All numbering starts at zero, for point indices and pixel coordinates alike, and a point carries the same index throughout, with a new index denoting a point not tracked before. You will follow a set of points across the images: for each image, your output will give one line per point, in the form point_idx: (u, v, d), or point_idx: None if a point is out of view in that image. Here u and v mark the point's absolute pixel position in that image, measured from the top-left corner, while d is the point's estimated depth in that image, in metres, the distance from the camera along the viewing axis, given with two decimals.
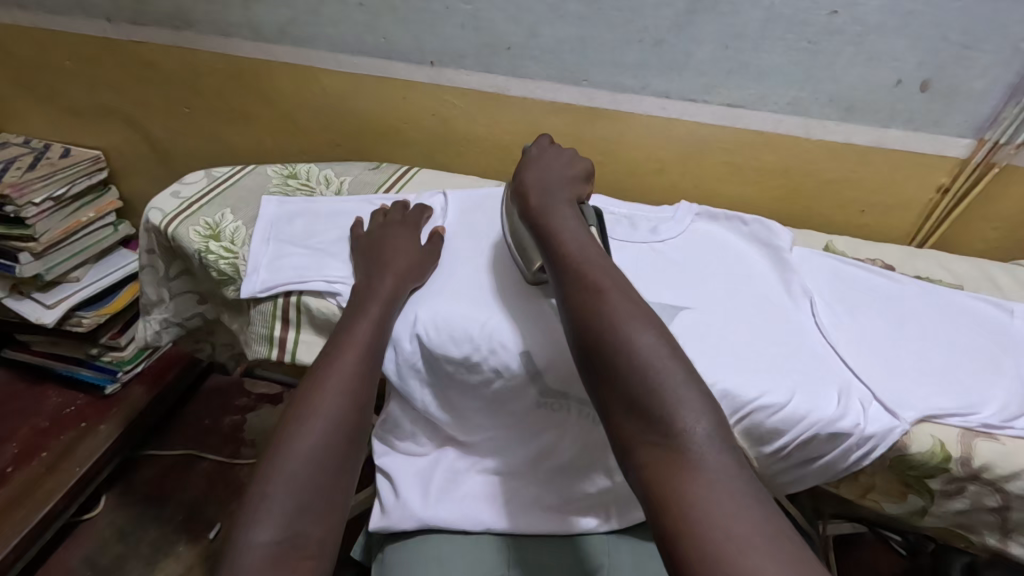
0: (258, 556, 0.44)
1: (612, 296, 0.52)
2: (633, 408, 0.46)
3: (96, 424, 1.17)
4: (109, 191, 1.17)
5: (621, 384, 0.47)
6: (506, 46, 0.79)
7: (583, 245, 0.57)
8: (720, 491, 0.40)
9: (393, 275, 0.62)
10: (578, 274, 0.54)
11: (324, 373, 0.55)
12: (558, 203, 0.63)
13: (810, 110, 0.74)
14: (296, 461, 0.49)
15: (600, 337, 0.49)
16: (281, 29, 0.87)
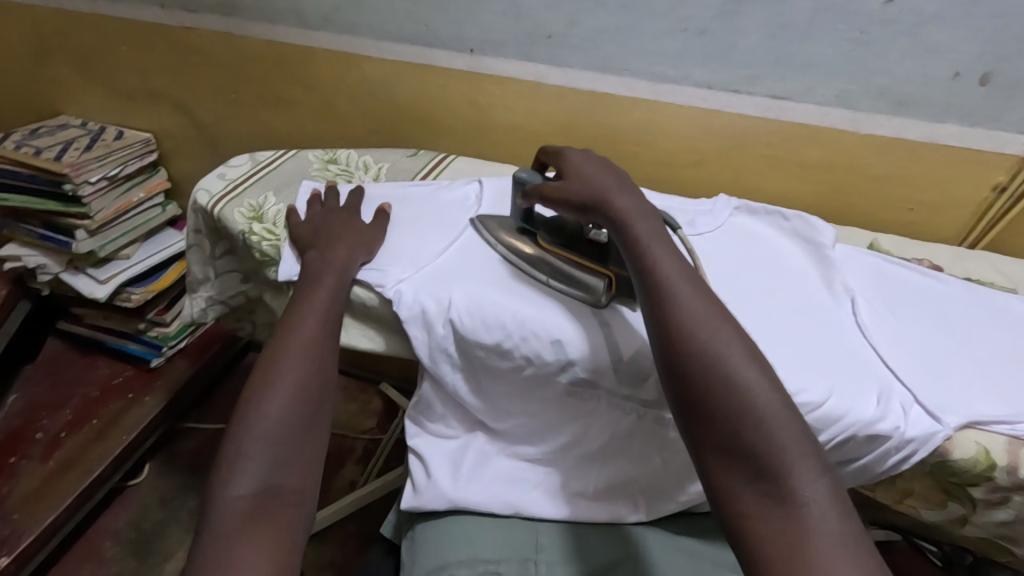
0: (237, 506, 0.47)
1: (720, 331, 0.47)
2: (741, 459, 0.43)
3: (141, 395, 1.23)
4: (158, 172, 1.21)
5: (729, 432, 0.44)
6: (546, 34, 0.78)
7: (679, 265, 0.52)
8: (841, 555, 0.39)
9: (343, 247, 0.65)
10: (679, 300, 0.49)
11: (291, 336, 0.57)
12: (644, 210, 0.56)
13: (859, 103, 0.72)
14: (268, 419, 0.51)
15: (707, 379, 0.46)
16: (325, 16, 0.89)
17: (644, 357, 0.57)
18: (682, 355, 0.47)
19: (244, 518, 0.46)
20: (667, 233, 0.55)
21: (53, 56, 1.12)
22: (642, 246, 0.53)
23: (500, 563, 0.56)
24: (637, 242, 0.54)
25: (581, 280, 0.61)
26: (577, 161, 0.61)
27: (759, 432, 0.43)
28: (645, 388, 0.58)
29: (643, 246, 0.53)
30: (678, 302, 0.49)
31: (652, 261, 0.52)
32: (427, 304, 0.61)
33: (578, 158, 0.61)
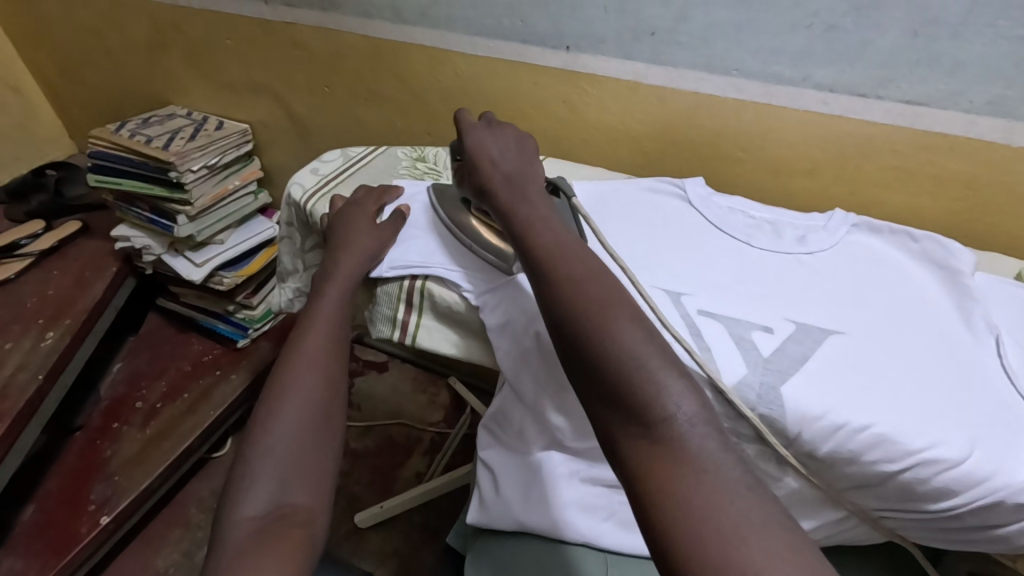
0: (247, 527, 0.46)
1: (575, 285, 0.48)
2: (608, 395, 0.43)
3: (228, 373, 1.29)
4: (253, 162, 1.26)
5: (596, 371, 0.44)
6: (650, 30, 0.74)
7: (554, 230, 0.54)
8: (704, 479, 0.38)
9: (350, 255, 0.64)
10: (543, 260, 0.51)
11: (296, 350, 0.57)
12: (530, 189, 0.59)
13: (1017, 112, 0.62)
14: (278, 438, 0.51)
15: (572, 319, 0.46)
16: (420, 11, 0.88)
17: (750, 389, 0.51)
18: (552, 312, 0.48)
19: (252, 537, 0.45)
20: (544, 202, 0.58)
21: (167, 49, 1.19)
22: (521, 217, 0.56)
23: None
24: (515, 214, 0.57)
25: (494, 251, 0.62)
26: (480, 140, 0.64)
27: (620, 367, 0.43)
28: (746, 425, 0.51)
29: (520, 218, 0.56)
30: (548, 261, 0.51)
31: (526, 230, 0.54)
32: (515, 314, 0.59)
33: (474, 137, 0.65)
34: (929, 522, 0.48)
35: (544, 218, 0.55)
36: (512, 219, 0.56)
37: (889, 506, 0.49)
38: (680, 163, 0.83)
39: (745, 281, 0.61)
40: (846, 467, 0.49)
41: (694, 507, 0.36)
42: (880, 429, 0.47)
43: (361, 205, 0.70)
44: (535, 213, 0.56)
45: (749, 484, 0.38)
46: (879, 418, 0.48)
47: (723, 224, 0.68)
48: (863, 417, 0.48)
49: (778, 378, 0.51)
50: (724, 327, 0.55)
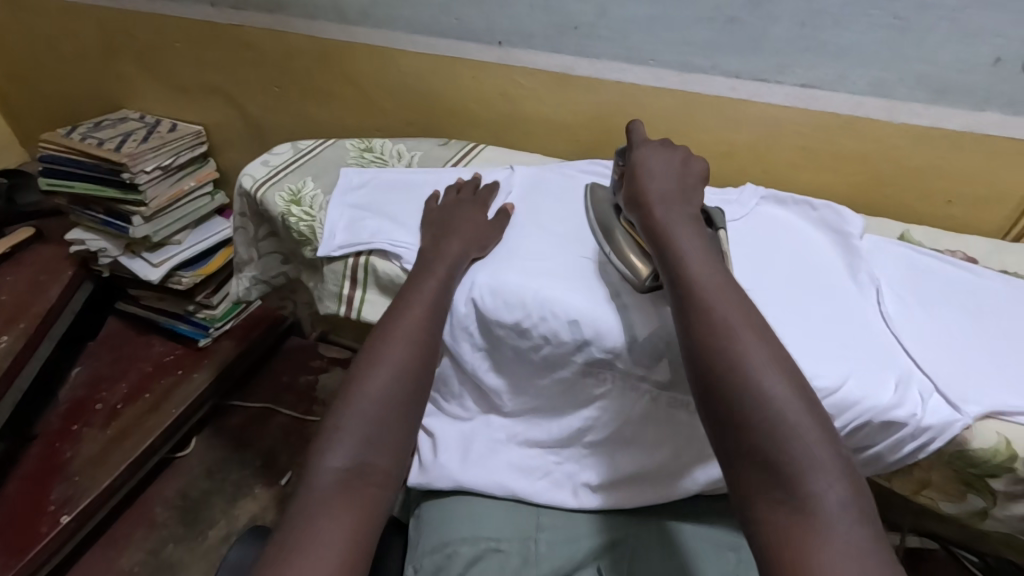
0: (330, 478, 0.52)
1: (741, 338, 0.49)
2: (759, 460, 0.45)
3: (190, 372, 1.31)
4: (208, 163, 1.28)
5: (747, 435, 0.46)
6: (573, 25, 0.80)
7: (715, 275, 0.54)
8: (844, 560, 0.40)
9: (457, 241, 0.66)
10: (705, 304, 0.52)
11: (401, 320, 0.60)
12: (679, 217, 0.59)
13: (895, 92, 0.70)
14: (369, 401, 0.56)
15: (728, 375, 0.48)
16: (363, 11, 0.92)
17: (659, 339, 0.58)
18: (702, 363, 0.49)
19: (336, 489, 0.51)
20: (704, 242, 0.57)
21: (118, 54, 1.20)
22: (677, 252, 0.56)
23: (501, 542, 0.59)
24: (668, 248, 0.56)
25: (634, 265, 0.61)
26: (648, 159, 0.64)
27: (772, 433, 0.45)
28: (657, 370, 0.59)
29: (679, 257, 0.55)
30: (708, 308, 0.51)
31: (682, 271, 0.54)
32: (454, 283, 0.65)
33: (641, 154, 0.65)
34: None
35: (705, 260, 0.55)
36: (666, 255, 0.56)
37: None
38: (611, 149, 0.89)
39: None
40: None
41: None
42: None
43: (472, 205, 0.71)
44: (692, 254, 0.55)
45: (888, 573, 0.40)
46: None
47: None
48: None
49: None
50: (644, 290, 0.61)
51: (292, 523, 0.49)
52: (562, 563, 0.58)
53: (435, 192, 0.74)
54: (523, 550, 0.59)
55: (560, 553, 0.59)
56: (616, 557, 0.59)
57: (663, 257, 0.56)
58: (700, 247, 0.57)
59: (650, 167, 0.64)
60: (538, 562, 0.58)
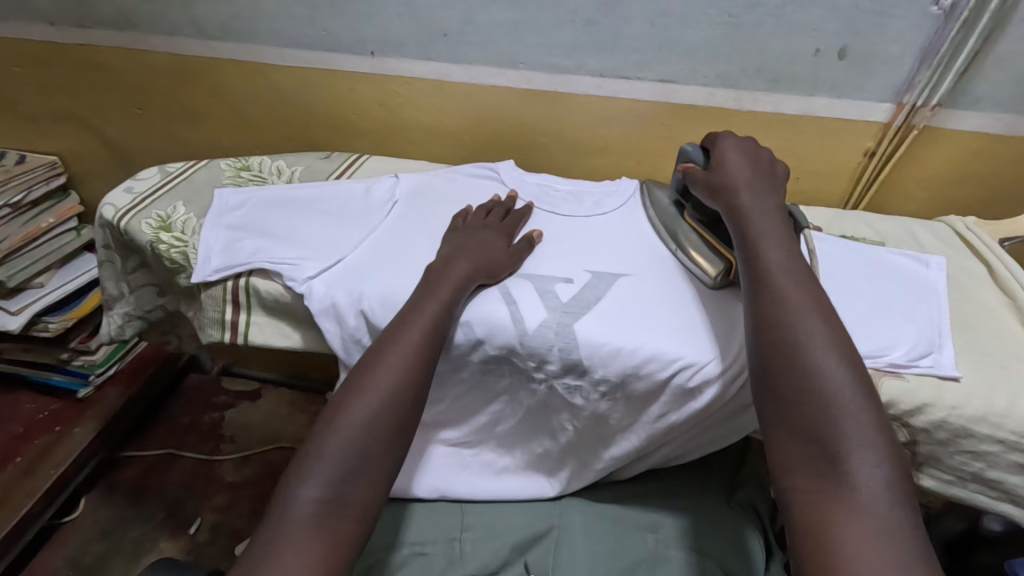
0: (304, 511, 0.47)
1: (802, 321, 0.50)
2: (793, 424, 0.46)
3: (70, 427, 1.18)
4: (71, 196, 1.17)
5: (786, 398, 0.47)
6: (442, 33, 0.80)
7: (789, 260, 0.54)
8: (862, 522, 0.41)
9: (466, 264, 0.62)
10: (777, 294, 0.52)
11: (396, 342, 0.55)
12: (765, 204, 0.59)
13: (738, 82, 0.77)
14: (353, 428, 0.51)
15: (775, 340, 0.49)
16: (224, 25, 0.88)
17: (548, 329, 0.58)
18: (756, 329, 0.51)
19: (312, 526, 0.47)
20: (783, 230, 0.57)
21: None
22: (751, 236, 0.56)
23: (426, 546, 0.60)
24: (750, 232, 0.56)
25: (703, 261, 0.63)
26: (728, 146, 0.64)
27: (809, 398, 0.46)
28: (549, 361, 0.58)
29: (757, 242, 0.56)
30: (778, 294, 0.52)
31: (755, 251, 0.55)
32: (339, 298, 0.62)
33: (723, 145, 0.65)
34: (704, 418, 0.58)
35: (785, 249, 0.55)
36: (746, 241, 0.57)
37: (671, 417, 0.57)
38: (495, 151, 0.91)
39: (554, 242, 0.70)
40: (635, 384, 0.57)
41: (840, 547, 0.40)
42: (649, 347, 0.56)
43: (497, 232, 0.67)
44: (767, 241, 0.55)
45: (904, 544, 0.40)
46: (646, 340, 0.57)
47: (535, 200, 0.76)
48: (631, 342, 0.57)
49: (573, 318, 0.59)
50: (532, 284, 0.63)
51: (264, 554, 0.46)
52: (487, 561, 0.59)
53: (467, 208, 0.72)
54: (449, 551, 0.60)
55: (485, 551, 0.60)
56: (543, 550, 0.60)
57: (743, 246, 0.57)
58: (777, 235, 0.56)
59: (740, 159, 0.63)
60: (462, 563, 0.59)
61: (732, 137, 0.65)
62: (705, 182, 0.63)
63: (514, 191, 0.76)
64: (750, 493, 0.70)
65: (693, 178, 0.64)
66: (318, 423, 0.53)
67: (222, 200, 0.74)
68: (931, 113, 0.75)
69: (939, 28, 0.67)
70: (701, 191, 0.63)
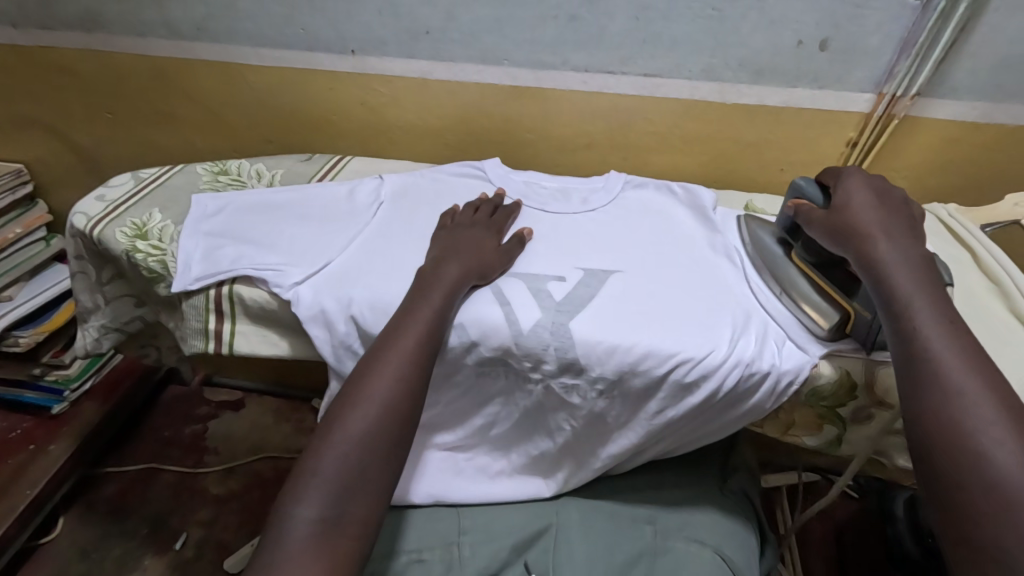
0: (302, 531, 0.46)
1: (978, 414, 0.43)
2: (972, 535, 0.41)
3: (45, 445, 1.14)
4: (38, 206, 1.13)
5: (966, 504, 0.42)
6: (424, 30, 0.79)
7: (953, 335, 0.47)
8: None
9: (457, 266, 0.61)
10: (944, 374, 0.46)
11: (388, 351, 0.54)
12: (909, 257, 0.52)
13: (722, 76, 0.77)
14: (348, 443, 0.50)
15: (944, 430, 0.44)
16: (197, 25, 0.85)
17: (542, 329, 0.58)
18: (919, 416, 0.46)
19: (311, 545, 0.45)
20: (939, 292, 0.50)
21: None
22: (900, 300, 0.50)
23: (424, 552, 0.59)
24: (898, 299, 0.50)
25: (809, 307, 0.57)
26: (855, 187, 0.58)
27: (992, 506, 0.41)
28: (545, 361, 0.57)
29: (907, 312, 0.49)
30: (946, 379, 0.45)
31: (908, 320, 0.49)
32: (327, 304, 0.60)
33: (847, 185, 0.59)
34: (702, 413, 0.57)
35: (943, 319, 0.48)
36: (892, 305, 0.50)
37: (669, 413, 0.57)
38: (479, 148, 0.90)
39: (545, 240, 0.69)
40: (632, 381, 0.56)
41: None
42: (646, 344, 0.56)
43: (488, 230, 0.67)
44: (920, 308, 0.49)
45: None
46: (642, 336, 0.57)
47: (522, 198, 0.75)
48: (626, 339, 0.56)
49: (567, 317, 0.59)
50: (524, 284, 0.62)
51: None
52: (486, 564, 0.58)
53: (455, 207, 0.71)
54: (446, 556, 0.59)
55: (483, 555, 0.59)
56: (541, 548, 0.60)
57: (886, 309, 0.50)
58: (932, 299, 0.49)
59: (867, 203, 0.57)
60: (461, 568, 0.58)
61: (858, 175, 0.60)
62: (828, 225, 0.57)
63: (501, 188, 0.75)
64: (742, 481, 0.70)
65: (818, 220, 0.58)
66: (311, 439, 0.51)
67: (200, 206, 0.72)
68: (910, 103, 0.75)
69: (916, 20, 0.68)
70: (824, 235, 0.57)
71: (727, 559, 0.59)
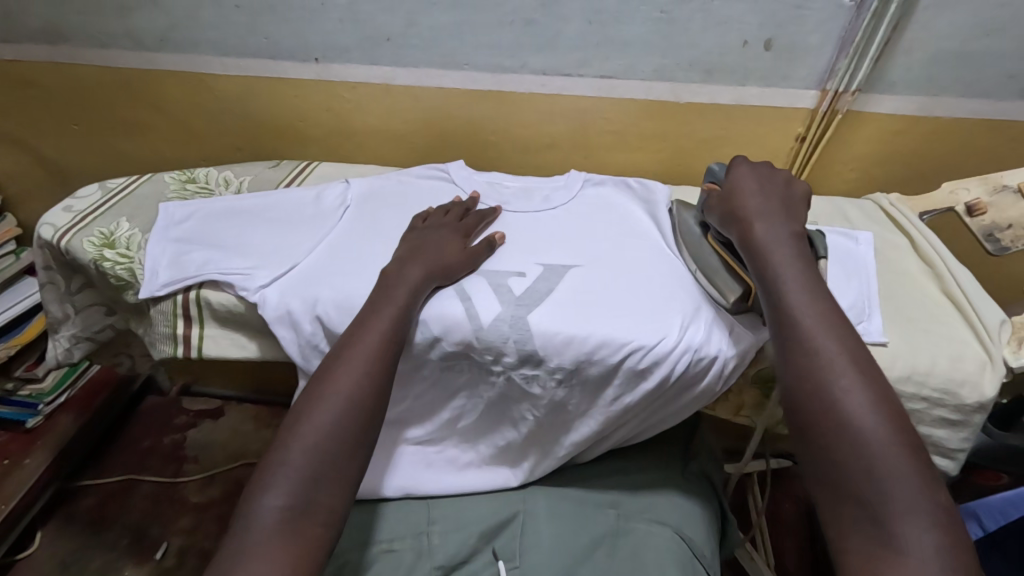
0: (269, 519, 0.47)
1: (830, 368, 0.49)
2: (837, 483, 0.46)
3: (20, 459, 1.13)
4: (6, 219, 1.13)
5: (828, 456, 0.47)
6: (386, 36, 0.81)
7: (814, 301, 0.53)
8: None
9: (422, 266, 0.62)
10: (810, 340, 0.51)
11: (355, 346, 0.56)
12: (779, 234, 0.58)
13: (674, 76, 0.80)
14: (314, 434, 0.51)
15: (813, 390, 0.49)
16: (161, 36, 0.86)
17: (503, 322, 0.60)
18: (792, 378, 0.50)
19: (277, 536, 0.47)
20: (807, 266, 0.56)
21: None
22: (774, 276, 0.55)
23: (394, 542, 0.61)
24: (768, 272, 0.56)
25: (718, 283, 0.62)
26: (743, 174, 0.65)
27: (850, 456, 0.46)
28: (506, 354, 0.60)
29: (776, 283, 0.55)
30: (806, 340, 0.51)
31: (779, 290, 0.54)
32: (294, 305, 0.62)
33: (736, 173, 0.65)
34: (655, 398, 0.60)
35: (806, 287, 0.54)
36: (766, 276, 0.56)
37: (625, 398, 0.60)
38: (445, 151, 0.92)
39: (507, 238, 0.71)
40: (588, 369, 0.59)
41: None
42: (602, 333, 0.59)
43: (454, 231, 0.68)
44: (790, 280, 0.55)
45: None
46: (598, 326, 0.59)
47: (484, 198, 0.77)
48: (582, 330, 0.59)
49: (527, 310, 0.61)
50: (486, 280, 0.64)
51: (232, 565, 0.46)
52: (456, 552, 0.60)
53: (424, 210, 0.73)
54: (417, 545, 0.60)
55: (453, 542, 0.60)
56: (510, 534, 0.61)
57: (766, 285, 0.56)
58: (801, 274, 0.55)
59: (752, 188, 0.63)
60: (431, 556, 0.59)
61: (744, 164, 0.66)
62: (720, 208, 0.64)
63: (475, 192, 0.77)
64: (703, 465, 0.72)
65: (715, 205, 0.64)
66: (279, 432, 0.53)
67: (167, 214, 0.72)
68: (852, 98, 0.79)
69: (852, 19, 0.72)
70: (720, 218, 0.64)
71: (687, 539, 0.62)
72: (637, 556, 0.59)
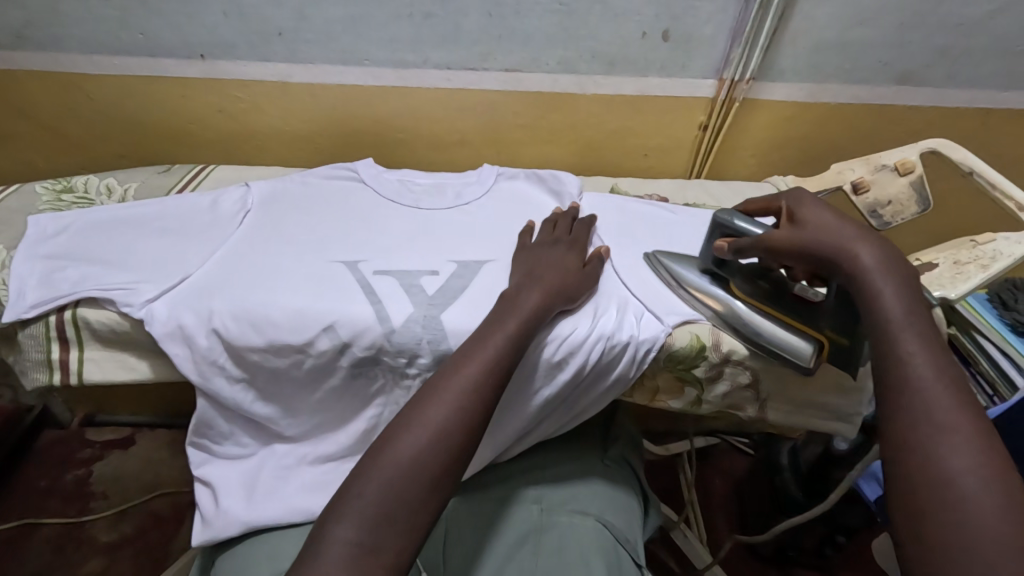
0: (338, 553, 0.43)
1: (960, 436, 0.40)
2: (940, 564, 0.37)
3: None
4: None
5: (933, 522, 0.38)
6: (277, 31, 0.76)
7: (928, 338, 0.45)
8: None
9: (543, 292, 0.58)
10: (917, 382, 0.43)
11: (456, 372, 0.51)
12: (895, 274, 0.49)
13: (578, 68, 0.80)
14: (396, 466, 0.46)
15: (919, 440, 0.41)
16: (17, 32, 0.76)
17: (415, 323, 0.58)
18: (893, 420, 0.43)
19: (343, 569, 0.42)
20: (918, 302, 0.48)
21: None
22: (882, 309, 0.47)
23: None
24: (880, 315, 0.47)
25: (783, 343, 0.58)
26: (811, 209, 0.54)
27: (966, 528, 0.37)
28: (419, 355, 0.58)
29: (879, 311, 0.47)
30: (929, 406, 0.42)
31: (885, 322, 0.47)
32: (185, 318, 0.58)
33: (805, 207, 0.55)
34: (573, 388, 0.60)
35: (928, 338, 0.45)
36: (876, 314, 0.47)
37: (544, 394, 0.59)
38: (352, 149, 0.89)
39: (416, 237, 0.69)
40: None
41: None
42: None
43: (569, 248, 0.65)
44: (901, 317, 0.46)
45: None
46: None
47: (394, 198, 0.75)
48: None
49: (440, 309, 0.60)
50: (396, 281, 0.62)
51: None
52: None
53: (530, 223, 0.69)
54: None
55: None
56: (433, 546, 0.60)
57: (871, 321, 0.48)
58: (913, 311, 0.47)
59: (834, 220, 0.53)
60: None
61: (808, 195, 0.56)
62: (784, 250, 0.53)
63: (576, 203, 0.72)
64: (623, 450, 0.74)
65: (770, 241, 0.55)
66: (365, 454, 0.48)
67: (37, 227, 0.65)
68: (747, 86, 0.83)
69: (741, 9, 0.74)
70: (785, 258, 0.54)
71: (608, 525, 0.62)
72: (561, 547, 0.58)
